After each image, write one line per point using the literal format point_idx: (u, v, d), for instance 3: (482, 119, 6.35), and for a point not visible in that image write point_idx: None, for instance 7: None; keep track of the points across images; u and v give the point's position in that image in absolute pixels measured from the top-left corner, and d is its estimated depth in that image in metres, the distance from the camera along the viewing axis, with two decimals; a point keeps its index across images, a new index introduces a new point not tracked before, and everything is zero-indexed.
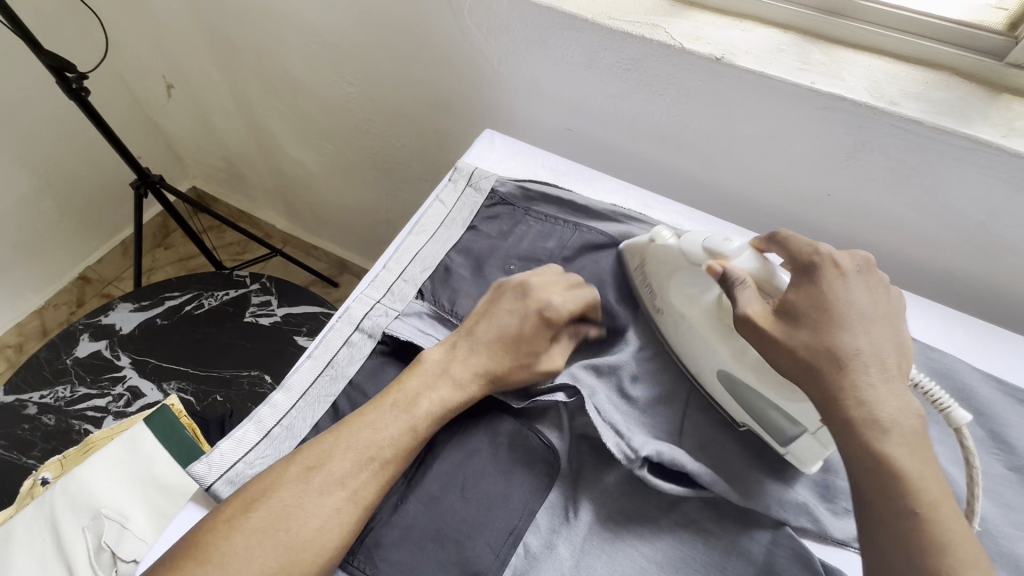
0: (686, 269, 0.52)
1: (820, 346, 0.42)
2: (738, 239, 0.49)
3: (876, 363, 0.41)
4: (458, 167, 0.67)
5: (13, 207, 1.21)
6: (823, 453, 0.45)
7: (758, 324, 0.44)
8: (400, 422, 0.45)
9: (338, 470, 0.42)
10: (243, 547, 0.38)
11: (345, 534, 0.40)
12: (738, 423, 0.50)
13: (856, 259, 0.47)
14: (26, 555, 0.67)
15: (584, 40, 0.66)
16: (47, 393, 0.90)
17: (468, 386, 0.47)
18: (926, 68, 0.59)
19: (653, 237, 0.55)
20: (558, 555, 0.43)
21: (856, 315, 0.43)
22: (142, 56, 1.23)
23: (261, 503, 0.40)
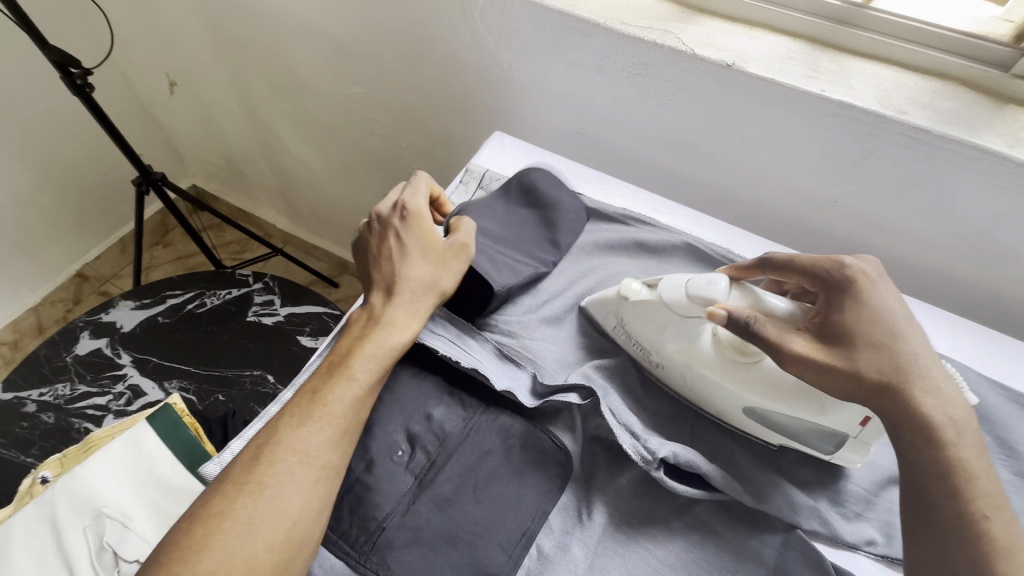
0: (675, 322, 0.50)
1: (885, 365, 0.42)
2: (723, 279, 0.47)
3: (932, 364, 0.42)
4: (469, 168, 0.69)
5: (10, 202, 1.20)
6: (867, 451, 0.46)
7: (815, 358, 0.43)
8: (335, 376, 0.46)
9: (289, 441, 0.43)
10: (209, 531, 0.39)
11: (307, 501, 0.41)
12: (770, 442, 0.49)
13: (871, 263, 0.47)
14: (25, 554, 0.66)
15: (595, 44, 0.67)
16: (46, 390, 0.89)
17: (396, 319, 0.49)
18: (934, 77, 0.60)
19: (623, 291, 0.52)
20: (572, 557, 0.44)
21: (900, 319, 0.44)
22: (146, 52, 1.22)
23: (225, 488, 0.41)
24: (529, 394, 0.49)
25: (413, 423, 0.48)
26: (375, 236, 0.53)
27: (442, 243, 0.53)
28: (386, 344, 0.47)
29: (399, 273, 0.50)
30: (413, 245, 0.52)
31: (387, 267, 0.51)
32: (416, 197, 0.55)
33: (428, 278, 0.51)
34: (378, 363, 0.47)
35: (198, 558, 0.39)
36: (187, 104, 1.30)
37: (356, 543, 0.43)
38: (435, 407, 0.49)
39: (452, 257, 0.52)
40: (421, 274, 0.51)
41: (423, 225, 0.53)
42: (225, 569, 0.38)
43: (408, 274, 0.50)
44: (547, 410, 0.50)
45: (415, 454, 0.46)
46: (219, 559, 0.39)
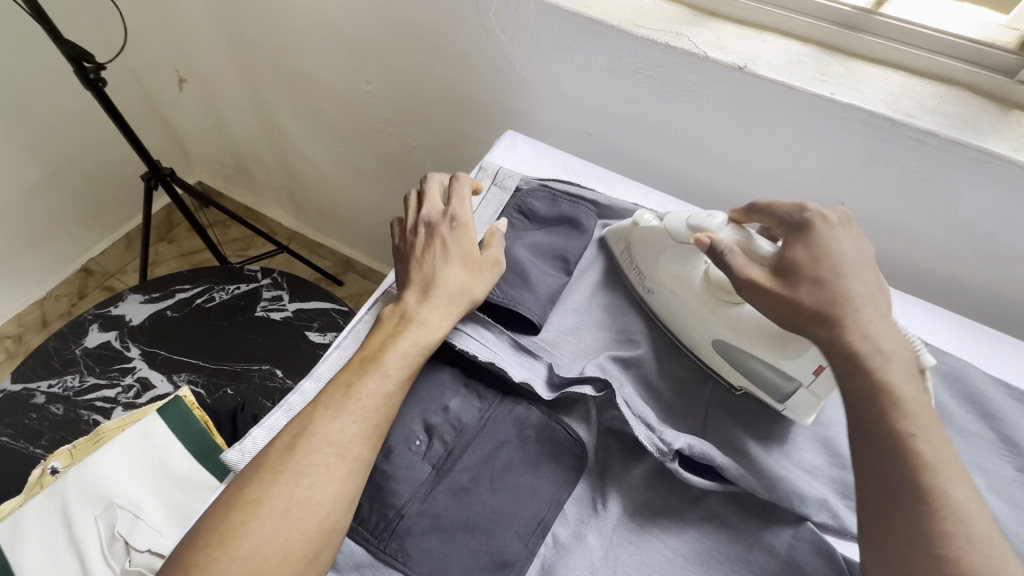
0: (673, 248, 0.55)
1: (824, 297, 0.43)
2: (721, 214, 0.51)
3: (872, 306, 0.44)
4: (483, 165, 0.67)
5: (19, 196, 1.20)
6: (817, 404, 0.48)
7: (761, 285, 0.45)
8: (369, 371, 0.46)
9: (324, 431, 0.44)
10: (246, 517, 0.40)
11: (341, 492, 0.42)
12: (735, 387, 0.53)
13: (837, 212, 0.49)
14: (36, 542, 0.67)
15: (609, 45, 0.68)
16: (55, 382, 0.90)
17: (429, 320, 0.50)
18: (941, 83, 0.61)
19: (636, 221, 0.58)
20: (587, 545, 0.44)
21: (849, 262, 0.45)
22: (156, 49, 1.23)
23: (261, 475, 0.42)
24: (546, 385, 0.50)
25: (430, 413, 0.49)
26: (416, 240, 0.55)
27: (478, 253, 0.54)
28: (418, 343, 0.49)
29: (436, 277, 0.52)
30: (452, 251, 0.54)
31: (425, 270, 0.53)
32: (462, 207, 0.57)
33: (462, 284, 0.52)
34: (411, 361, 0.48)
35: (232, 544, 0.39)
36: (196, 101, 1.31)
37: (375, 530, 0.43)
38: (452, 399, 0.49)
39: (486, 267, 0.54)
40: (456, 280, 0.52)
41: (464, 234, 0.55)
42: (262, 554, 0.39)
43: (443, 278, 0.52)
44: (562, 402, 0.50)
45: (433, 443, 0.47)
46: (256, 544, 0.39)
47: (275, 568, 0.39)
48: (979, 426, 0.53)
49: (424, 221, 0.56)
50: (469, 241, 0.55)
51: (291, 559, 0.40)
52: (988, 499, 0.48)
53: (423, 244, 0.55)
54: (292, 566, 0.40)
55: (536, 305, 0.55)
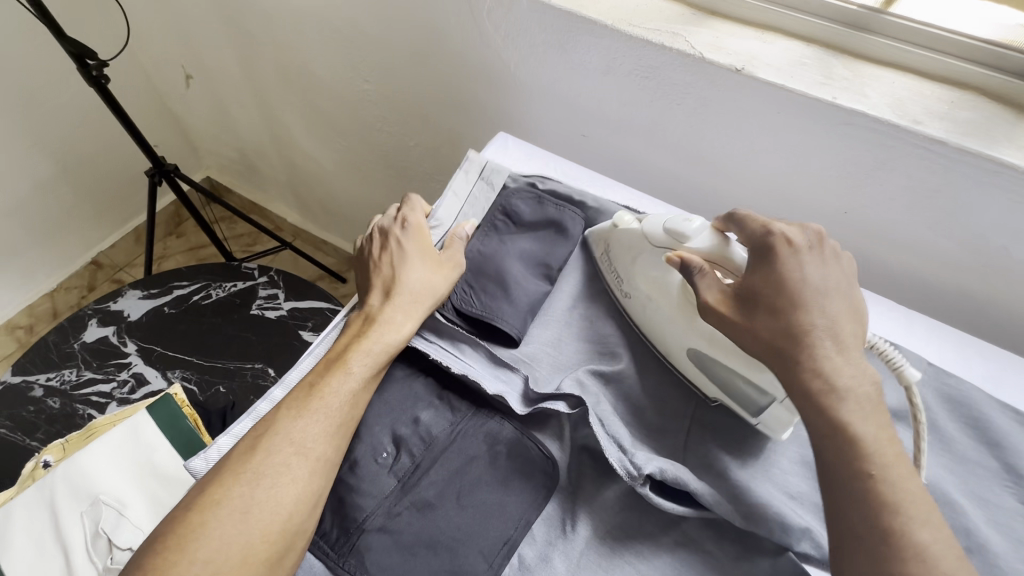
0: (649, 253, 0.53)
1: (779, 326, 0.43)
2: (698, 219, 0.49)
3: (831, 338, 0.42)
4: (471, 154, 0.63)
5: (30, 190, 1.23)
6: (790, 421, 0.46)
7: (718, 311, 0.45)
8: (332, 369, 0.47)
9: (288, 432, 0.43)
10: (205, 518, 0.40)
11: (302, 490, 0.42)
12: (709, 397, 0.51)
13: (807, 233, 0.46)
14: (24, 535, 0.68)
15: (604, 45, 0.65)
16: (53, 375, 0.91)
17: (392, 319, 0.50)
18: (951, 86, 0.58)
19: (616, 223, 0.56)
20: (554, 569, 0.43)
21: (814, 291, 0.43)
22: (163, 46, 1.24)
23: (222, 477, 0.42)
24: (521, 399, 0.48)
25: (399, 425, 0.47)
26: (374, 246, 0.56)
27: (436, 252, 0.55)
28: (381, 341, 0.48)
29: (397, 278, 0.52)
30: (408, 251, 0.54)
31: (385, 273, 0.53)
32: (414, 210, 0.58)
33: (424, 282, 0.52)
34: (376, 358, 0.48)
35: (190, 546, 0.39)
36: (202, 97, 1.32)
37: (335, 544, 0.43)
38: (422, 411, 0.48)
39: (445, 264, 0.54)
40: (419, 279, 0.52)
41: (417, 235, 0.55)
42: (222, 556, 0.39)
43: (402, 278, 0.52)
44: (536, 417, 0.49)
45: (399, 457, 0.46)
46: (217, 546, 0.39)
47: (234, 570, 0.38)
48: (981, 453, 0.50)
49: (378, 228, 0.57)
50: (425, 241, 0.55)
51: (252, 560, 0.39)
52: (986, 532, 0.45)
53: (379, 249, 0.55)
54: (253, 569, 0.39)
55: (517, 318, 0.54)
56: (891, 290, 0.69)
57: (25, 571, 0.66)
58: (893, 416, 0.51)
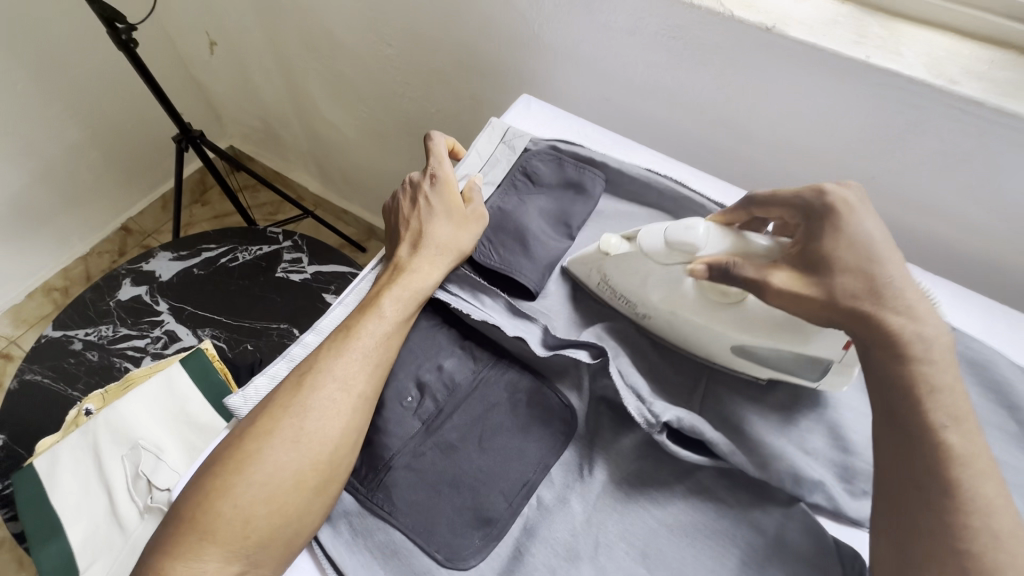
0: (656, 269, 0.50)
1: (861, 286, 0.41)
2: (699, 223, 0.46)
3: (908, 288, 0.41)
4: (492, 121, 0.64)
5: (63, 154, 1.26)
6: (850, 375, 0.47)
7: (794, 288, 0.42)
8: (367, 312, 0.48)
9: (327, 370, 0.45)
10: (259, 445, 0.42)
11: (346, 426, 0.44)
12: (760, 377, 0.50)
13: (856, 189, 0.45)
14: (69, 475, 0.73)
15: (630, 4, 0.65)
16: (91, 330, 0.96)
17: (422, 268, 0.51)
18: (992, 46, 0.56)
19: (603, 248, 0.52)
20: (570, 509, 0.45)
21: (882, 242, 0.42)
22: (189, 11, 1.25)
23: (270, 410, 0.44)
24: (541, 341, 0.49)
25: (423, 372, 0.49)
26: (405, 199, 0.57)
27: (463, 207, 0.55)
28: (410, 289, 0.50)
29: (426, 230, 0.53)
30: (436, 204, 0.55)
31: (413, 226, 0.55)
32: (444, 163, 0.58)
33: (451, 236, 0.53)
34: (406, 304, 0.49)
35: (244, 471, 0.41)
36: (226, 64, 1.33)
37: (364, 479, 0.45)
38: (445, 359, 0.50)
39: (471, 219, 0.55)
40: (446, 233, 0.53)
41: (446, 189, 0.56)
42: (275, 481, 0.41)
43: (431, 231, 0.53)
44: (555, 366, 0.50)
45: (424, 401, 0.48)
46: (270, 471, 0.41)
47: (287, 495, 0.41)
48: (1001, 416, 0.50)
49: (410, 181, 0.58)
50: (453, 195, 0.56)
51: (301, 487, 0.41)
52: None
53: (410, 202, 0.57)
54: (303, 494, 0.41)
55: (536, 272, 0.55)
56: (917, 260, 0.68)
57: (72, 508, 0.71)
58: None
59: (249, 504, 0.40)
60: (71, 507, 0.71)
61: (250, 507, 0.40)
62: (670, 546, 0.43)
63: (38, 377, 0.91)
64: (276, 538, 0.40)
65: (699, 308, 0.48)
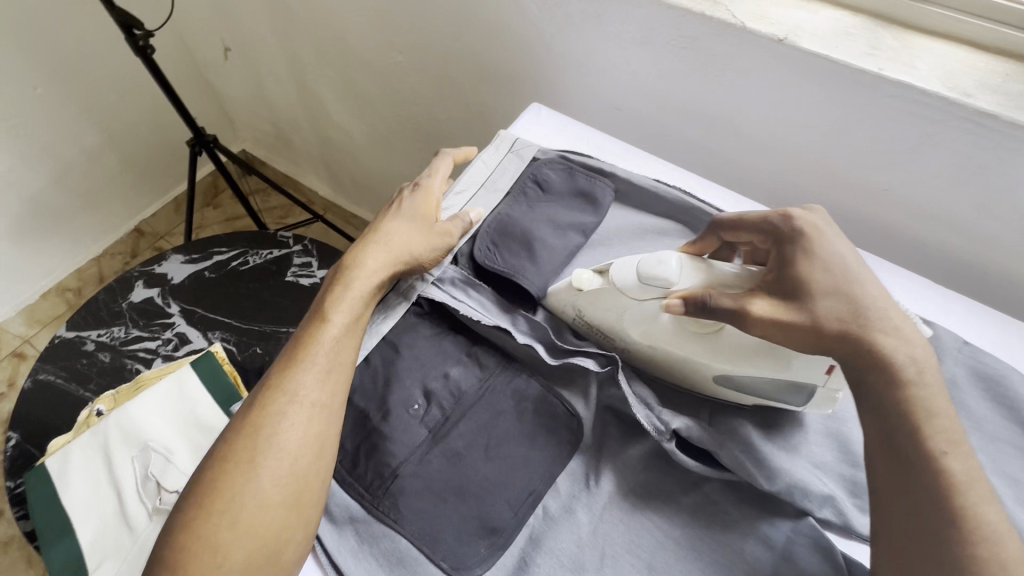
0: (633, 305, 0.50)
1: (844, 314, 0.42)
2: (672, 256, 0.47)
3: (888, 312, 0.42)
4: (501, 134, 0.65)
5: (78, 157, 1.28)
6: (835, 396, 0.46)
7: (776, 315, 0.43)
8: (314, 324, 0.47)
9: (280, 384, 0.45)
10: (217, 470, 0.42)
11: (303, 436, 0.43)
12: (745, 403, 0.50)
13: (818, 215, 0.47)
14: (80, 475, 0.74)
15: (641, 14, 0.65)
16: (103, 331, 0.97)
17: (368, 271, 0.49)
18: (1007, 59, 0.56)
19: (574, 283, 0.52)
20: (577, 520, 0.44)
21: (855, 264, 0.44)
22: (205, 19, 1.27)
23: (231, 434, 0.44)
24: (548, 349, 0.49)
25: (429, 379, 0.49)
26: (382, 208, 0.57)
27: (431, 215, 0.55)
28: (357, 295, 0.49)
29: (379, 232, 0.52)
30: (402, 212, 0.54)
31: (368, 230, 0.53)
32: (433, 177, 0.58)
33: (404, 239, 0.52)
34: (355, 308, 0.48)
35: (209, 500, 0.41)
36: (240, 70, 1.35)
37: (370, 486, 0.45)
38: (452, 367, 0.50)
39: (432, 226, 0.53)
40: (399, 237, 0.52)
41: (421, 199, 0.55)
42: (237, 504, 0.40)
43: (386, 233, 0.52)
44: (562, 374, 0.50)
45: (430, 409, 0.48)
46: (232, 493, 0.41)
47: (252, 514, 0.40)
48: (1015, 434, 0.49)
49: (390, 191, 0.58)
50: (423, 204, 0.55)
51: (267, 505, 0.41)
52: (1014, 511, 0.45)
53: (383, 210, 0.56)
54: (269, 511, 0.40)
55: (540, 276, 0.55)
56: (930, 273, 0.67)
57: (80, 507, 0.72)
58: None
59: (218, 532, 0.40)
60: (81, 506, 0.72)
61: (217, 535, 0.40)
62: (675, 559, 0.43)
63: (51, 376, 0.93)
64: (252, 564, 0.39)
65: (676, 341, 0.49)
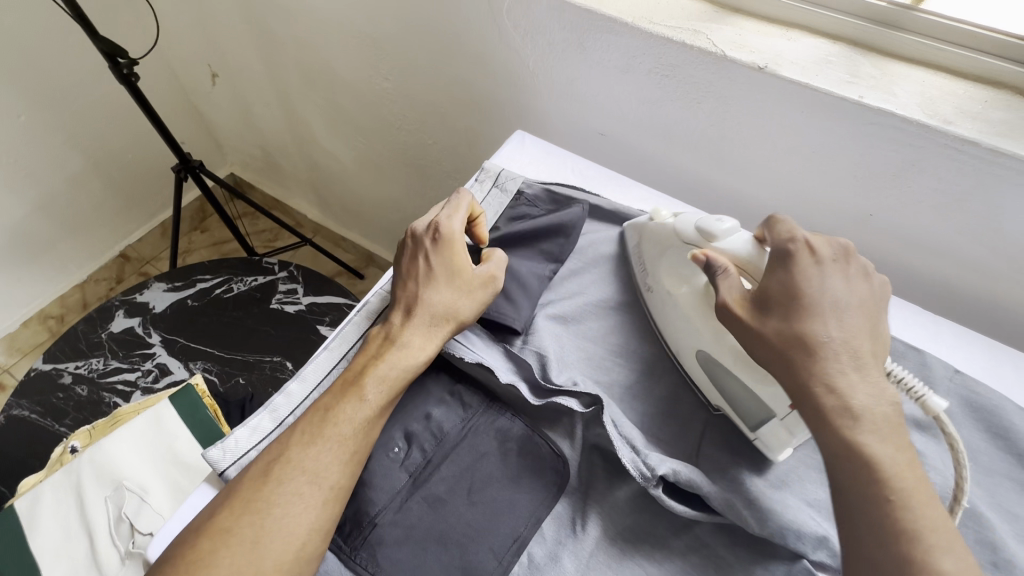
0: (676, 249, 0.53)
1: (790, 336, 0.41)
2: (730, 220, 0.49)
3: (847, 354, 0.40)
4: (485, 167, 0.64)
5: (62, 184, 1.27)
6: (790, 442, 0.45)
7: (733, 312, 0.44)
8: (346, 394, 0.44)
9: (300, 459, 0.41)
10: (215, 546, 0.38)
11: (317, 520, 0.40)
12: (711, 407, 0.50)
13: (834, 246, 0.45)
14: (51, 518, 0.71)
15: (622, 42, 0.65)
16: (81, 364, 0.94)
17: (409, 342, 0.47)
18: (985, 86, 0.56)
19: (652, 216, 0.57)
20: (563, 568, 0.43)
21: (828, 303, 0.42)
22: (192, 45, 1.27)
23: (230, 506, 0.40)
24: (533, 389, 0.48)
25: (411, 421, 0.48)
26: (408, 256, 0.53)
27: (470, 271, 0.51)
28: (397, 368, 0.46)
29: (417, 296, 0.49)
30: (437, 267, 0.50)
31: (406, 292, 0.50)
32: (452, 221, 0.53)
33: (445, 305, 0.49)
34: (390, 384, 0.45)
35: None
36: (227, 95, 1.34)
37: (348, 537, 0.43)
38: (435, 407, 0.48)
39: (475, 286, 0.51)
40: (440, 302, 0.49)
41: (448, 252, 0.51)
42: None
43: (425, 299, 0.49)
44: (548, 413, 0.49)
45: (411, 452, 0.46)
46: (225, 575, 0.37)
47: None
48: (1011, 467, 0.48)
49: (416, 233, 0.53)
50: (455, 257, 0.51)
51: None
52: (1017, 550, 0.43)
53: (412, 260, 0.52)
54: None
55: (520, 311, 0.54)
56: (919, 298, 0.67)
57: (51, 552, 0.69)
58: (920, 426, 0.50)
59: None
60: (51, 553, 0.69)
61: None
62: None
63: (25, 411, 0.90)
64: None
65: (690, 297, 0.51)
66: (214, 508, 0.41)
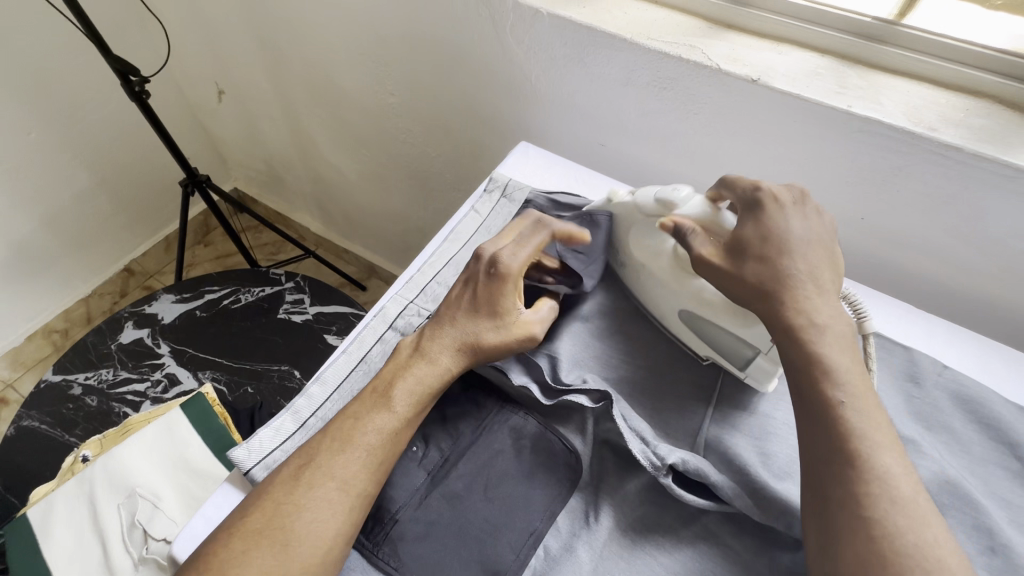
0: (642, 223, 0.56)
1: (767, 273, 0.45)
2: (685, 188, 0.53)
3: (811, 282, 0.45)
4: (494, 178, 0.68)
5: (69, 199, 1.28)
6: (775, 371, 0.49)
7: (709, 262, 0.48)
8: (375, 405, 0.46)
9: (329, 464, 0.43)
10: (248, 545, 0.39)
11: (345, 524, 0.41)
12: (702, 357, 0.54)
13: (792, 191, 0.50)
14: (64, 525, 0.71)
15: (622, 58, 0.68)
16: (91, 374, 0.96)
17: (436, 360, 0.48)
18: (967, 95, 0.59)
19: (610, 197, 0.60)
20: (577, 558, 0.44)
21: (798, 241, 0.47)
22: (198, 62, 1.30)
23: (259, 507, 0.42)
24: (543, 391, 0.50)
25: (430, 424, 0.50)
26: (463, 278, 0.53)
27: (512, 315, 0.50)
28: (423, 383, 0.47)
29: (454, 318, 0.50)
30: (488, 299, 0.50)
31: (444, 310, 0.51)
32: (517, 257, 0.51)
33: (478, 335, 0.49)
34: (419, 397, 0.46)
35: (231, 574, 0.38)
36: (233, 111, 1.37)
37: (370, 533, 0.44)
38: (450, 409, 0.50)
39: (511, 331, 0.49)
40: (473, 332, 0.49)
41: (500, 291, 0.50)
42: None
43: (461, 325, 0.49)
44: (560, 411, 0.50)
45: (429, 451, 0.48)
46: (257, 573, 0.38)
47: None
48: (1003, 454, 0.50)
49: (479, 257, 0.53)
50: (507, 297, 0.50)
51: None
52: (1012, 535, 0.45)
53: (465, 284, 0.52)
54: None
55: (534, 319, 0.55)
56: (911, 297, 0.69)
57: (64, 560, 0.70)
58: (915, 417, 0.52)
59: None
60: (64, 560, 0.69)
61: None
62: None
63: (36, 422, 0.91)
64: None
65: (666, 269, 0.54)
66: (243, 508, 0.42)
